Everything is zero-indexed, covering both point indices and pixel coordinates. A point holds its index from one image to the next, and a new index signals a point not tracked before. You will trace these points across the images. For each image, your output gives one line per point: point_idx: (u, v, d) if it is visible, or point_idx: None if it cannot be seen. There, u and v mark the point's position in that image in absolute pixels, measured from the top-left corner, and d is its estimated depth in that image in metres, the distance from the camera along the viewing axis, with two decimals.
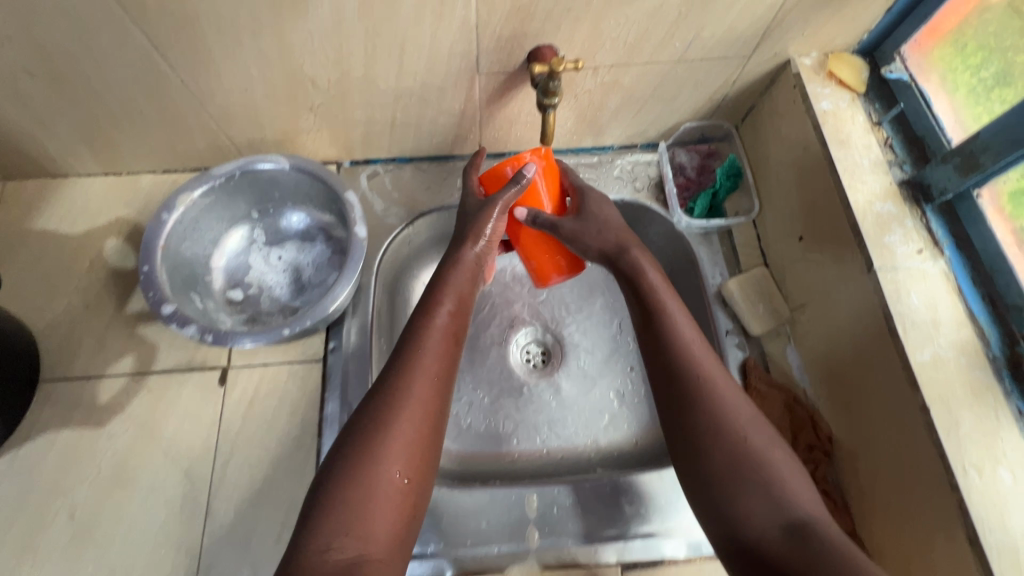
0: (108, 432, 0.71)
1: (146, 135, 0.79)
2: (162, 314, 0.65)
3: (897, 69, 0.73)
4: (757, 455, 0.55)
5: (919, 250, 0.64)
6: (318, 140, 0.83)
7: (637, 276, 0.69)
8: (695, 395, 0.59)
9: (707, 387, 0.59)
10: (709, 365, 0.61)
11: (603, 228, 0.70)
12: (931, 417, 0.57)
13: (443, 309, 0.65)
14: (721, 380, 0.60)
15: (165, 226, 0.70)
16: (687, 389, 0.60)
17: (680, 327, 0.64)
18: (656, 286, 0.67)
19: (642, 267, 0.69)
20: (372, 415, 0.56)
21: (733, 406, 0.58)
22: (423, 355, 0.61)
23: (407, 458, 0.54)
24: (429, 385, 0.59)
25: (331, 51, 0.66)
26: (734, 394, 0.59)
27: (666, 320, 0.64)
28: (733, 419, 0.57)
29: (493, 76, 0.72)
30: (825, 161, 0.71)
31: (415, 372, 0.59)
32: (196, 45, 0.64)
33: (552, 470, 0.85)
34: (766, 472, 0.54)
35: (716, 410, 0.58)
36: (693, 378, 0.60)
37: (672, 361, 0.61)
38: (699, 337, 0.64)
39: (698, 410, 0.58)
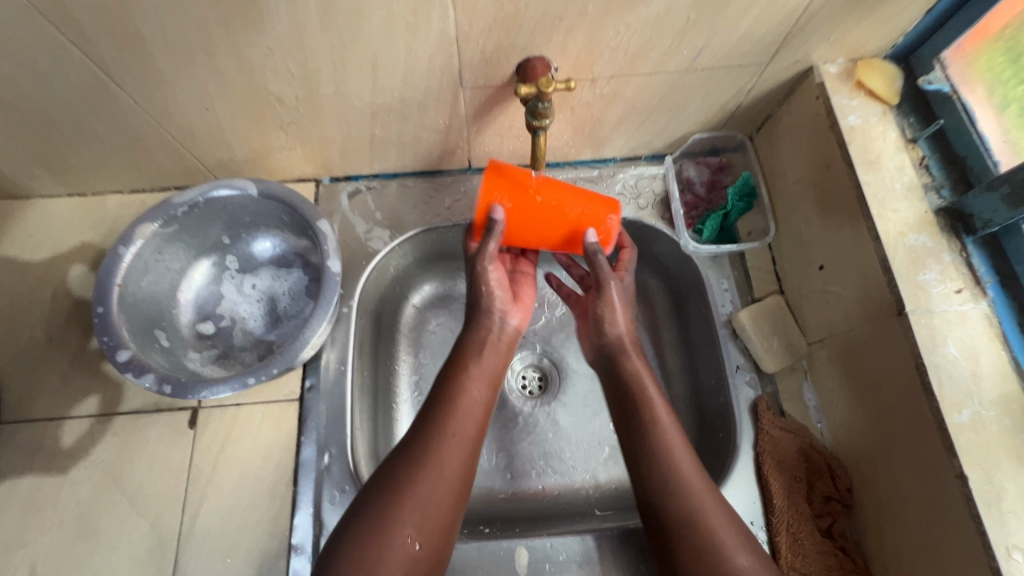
0: (72, 480, 0.67)
1: (106, 156, 0.73)
2: (118, 362, 0.60)
3: (936, 79, 0.63)
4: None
5: (958, 290, 0.57)
6: (293, 158, 0.76)
7: (632, 382, 0.65)
8: (686, 521, 0.55)
9: (698, 513, 0.55)
10: (702, 488, 0.57)
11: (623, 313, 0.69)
12: (969, 488, 0.50)
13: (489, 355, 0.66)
14: (714, 507, 0.56)
15: (123, 261, 0.65)
16: (678, 515, 0.55)
17: (673, 443, 0.60)
18: (651, 397, 0.63)
19: (641, 376, 0.65)
20: (414, 446, 0.57)
21: (726, 535, 0.54)
22: (467, 391, 0.62)
23: (432, 507, 0.53)
24: (471, 424, 0.60)
25: (295, 67, 0.59)
26: (726, 521, 0.55)
27: (659, 437, 0.60)
28: (727, 549, 0.53)
29: (478, 90, 0.65)
30: (852, 185, 0.63)
31: (458, 411, 0.60)
32: (146, 64, 0.57)
33: (545, 515, 0.75)
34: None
35: (708, 541, 0.54)
36: (684, 498, 0.56)
37: (663, 480, 0.57)
38: (690, 453, 0.60)
39: (688, 536, 0.54)
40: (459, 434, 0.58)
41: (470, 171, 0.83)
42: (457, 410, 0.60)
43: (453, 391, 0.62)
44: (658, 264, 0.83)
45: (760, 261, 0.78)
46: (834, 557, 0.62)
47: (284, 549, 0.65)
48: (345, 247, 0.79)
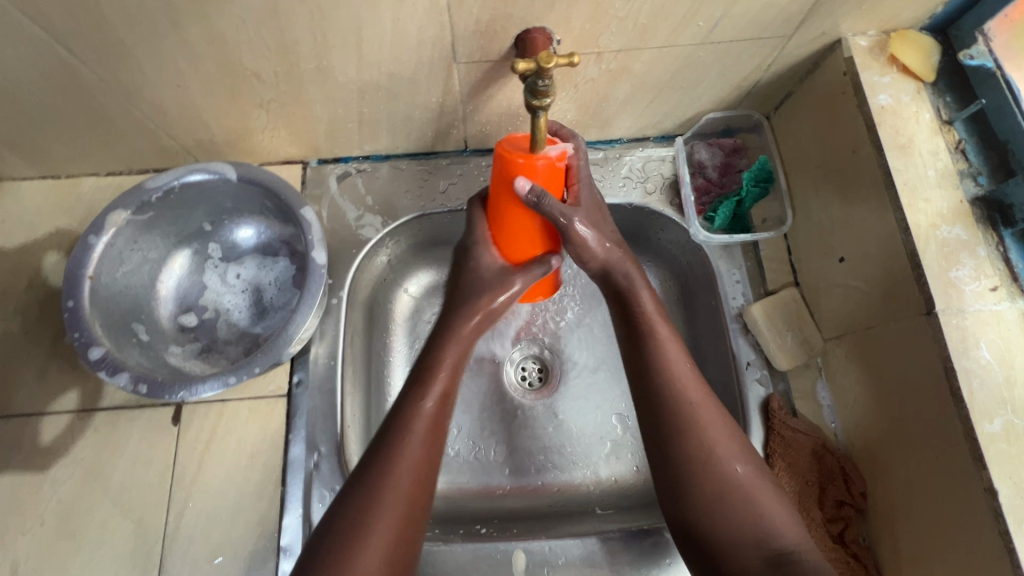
0: (51, 479, 0.64)
1: (76, 137, 0.68)
2: (90, 359, 0.58)
3: (978, 53, 0.58)
4: (743, 493, 0.51)
5: (993, 288, 0.53)
6: (277, 139, 0.71)
7: (629, 296, 0.60)
8: (683, 426, 0.54)
9: (696, 419, 0.54)
10: (700, 396, 0.55)
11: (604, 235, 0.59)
12: (998, 503, 0.47)
13: (435, 393, 0.57)
14: (712, 414, 0.54)
15: (95, 251, 0.62)
16: (674, 421, 0.54)
17: (671, 354, 0.57)
18: (649, 313, 0.60)
19: (636, 289, 0.60)
20: (346, 524, 0.48)
21: (723, 439, 0.53)
22: (409, 447, 0.53)
23: (385, 566, 0.47)
24: (415, 482, 0.52)
25: (272, 40, 0.54)
26: (723, 426, 0.54)
27: (656, 346, 0.58)
28: (722, 452, 0.53)
29: (474, 65, 0.59)
30: (880, 170, 0.58)
31: (397, 471, 0.52)
32: (107, 36, 0.52)
33: (546, 514, 0.72)
34: (754, 511, 0.50)
35: (704, 446, 0.53)
36: (682, 410, 0.54)
37: (659, 389, 0.56)
38: (687, 362, 0.58)
39: (684, 442, 0.53)
40: (403, 495, 0.51)
41: (467, 153, 0.77)
42: (399, 469, 0.52)
43: (393, 453, 0.53)
44: (665, 252, 0.78)
45: (776, 251, 0.73)
46: (845, 563, 0.59)
47: (271, 552, 0.62)
48: (334, 234, 0.74)
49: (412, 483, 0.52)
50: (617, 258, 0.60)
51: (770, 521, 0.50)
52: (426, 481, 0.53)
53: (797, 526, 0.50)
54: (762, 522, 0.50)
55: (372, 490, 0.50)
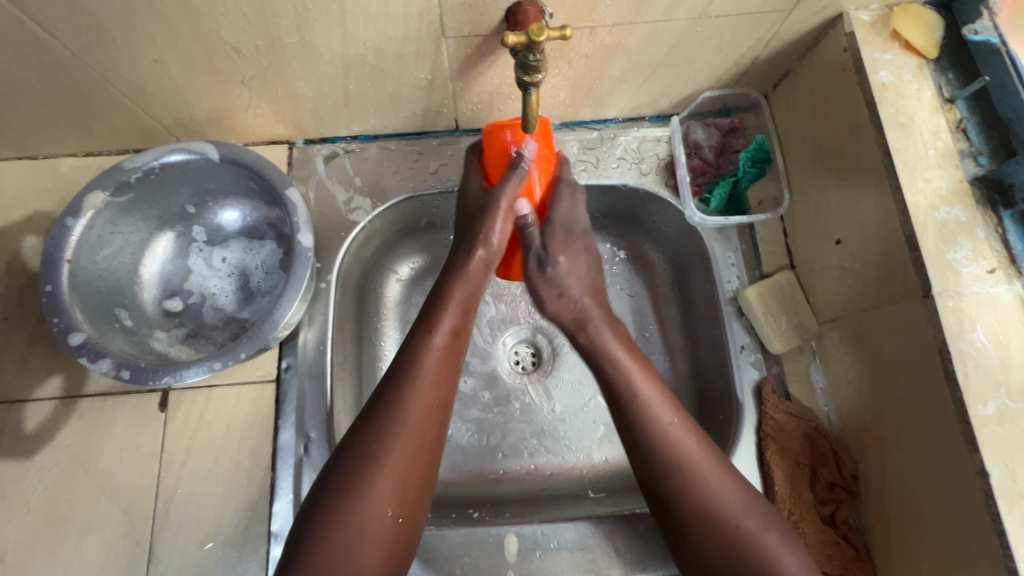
0: (36, 466, 0.64)
1: (50, 115, 0.65)
2: (70, 346, 0.56)
3: (983, 28, 0.57)
4: (754, 550, 0.49)
5: (991, 270, 0.52)
6: (260, 118, 0.69)
7: (597, 355, 0.59)
8: (679, 489, 0.52)
9: (695, 482, 0.52)
10: (692, 454, 0.53)
11: (570, 277, 0.62)
12: (990, 486, 0.47)
13: (444, 328, 0.57)
14: (711, 475, 0.52)
15: (73, 235, 0.60)
16: (670, 485, 0.52)
17: (657, 411, 0.55)
18: (624, 365, 0.58)
19: (603, 344, 0.59)
20: (359, 453, 0.50)
21: (724, 497, 0.52)
22: (420, 382, 0.53)
23: (399, 498, 0.49)
24: (427, 417, 0.52)
25: (251, 12, 0.52)
26: (718, 477, 0.52)
27: (639, 405, 0.55)
28: (724, 511, 0.51)
29: (463, 40, 0.57)
30: (880, 150, 0.57)
31: (409, 402, 0.52)
32: (76, 8, 0.50)
33: (539, 497, 0.72)
34: (766, 567, 0.48)
35: (707, 508, 0.51)
36: (675, 474, 0.52)
37: (649, 450, 0.54)
38: (674, 415, 0.55)
39: (682, 505, 0.52)
40: (415, 431, 0.52)
41: (457, 133, 0.75)
42: (409, 406, 0.52)
43: (404, 385, 0.53)
44: (659, 235, 0.77)
45: (772, 234, 0.72)
46: (835, 544, 0.59)
47: (261, 537, 0.62)
48: (322, 217, 0.72)
49: (424, 418, 0.52)
50: (583, 308, 0.61)
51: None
52: (439, 415, 0.54)
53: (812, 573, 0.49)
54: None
55: (381, 428, 0.51)
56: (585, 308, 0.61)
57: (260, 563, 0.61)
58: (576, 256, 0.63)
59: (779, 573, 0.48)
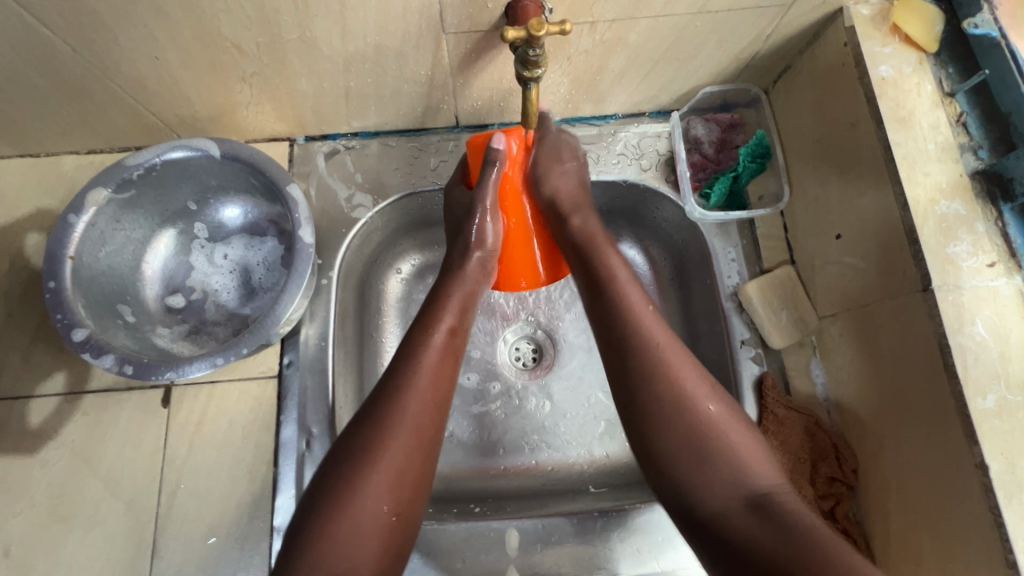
0: (41, 461, 0.64)
1: (52, 112, 0.65)
2: (73, 342, 0.57)
3: (983, 22, 0.57)
4: (719, 436, 0.50)
5: (991, 264, 0.52)
6: (261, 115, 0.69)
7: (589, 243, 0.62)
8: (652, 374, 0.53)
9: (666, 366, 0.53)
10: (665, 340, 0.55)
11: (567, 174, 0.66)
12: (989, 478, 0.47)
13: (443, 327, 0.58)
14: (682, 363, 0.54)
15: (75, 232, 0.60)
16: (643, 367, 0.53)
17: (632, 294, 0.58)
18: (602, 244, 0.62)
19: (591, 229, 0.63)
20: (359, 449, 0.50)
21: (693, 382, 0.53)
22: (418, 377, 0.54)
23: (395, 491, 0.49)
24: (426, 412, 0.53)
25: (251, 8, 0.52)
26: (691, 369, 0.54)
27: (616, 290, 0.59)
28: (694, 396, 0.52)
29: (463, 36, 0.57)
30: (880, 144, 0.57)
31: (410, 398, 0.53)
32: (77, 4, 0.50)
33: (540, 491, 0.72)
34: (729, 453, 0.50)
35: (675, 391, 0.52)
36: (649, 358, 0.54)
37: (630, 329, 0.56)
38: (652, 308, 0.58)
39: (651, 389, 0.52)
40: (413, 425, 0.52)
41: (458, 129, 0.75)
42: (408, 402, 0.52)
43: (405, 381, 0.54)
44: (660, 231, 0.78)
45: (772, 229, 0.72)
46: None
47: (264, 532, 0.62)
48: (323, 213, 0.73)
49: (421, 412, 0.53)
50: (579, 198, 0.65)
51: (744, 460, 0.49)
52: (435, 410, 0.54)
53: (771, 466, 0.50)
54: (738, 462, 0.49)
55: (381, 422, 0.51)
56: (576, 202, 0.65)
57: (263, 557, 0.61)
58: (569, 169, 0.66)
59: (741, 458, 0.49)
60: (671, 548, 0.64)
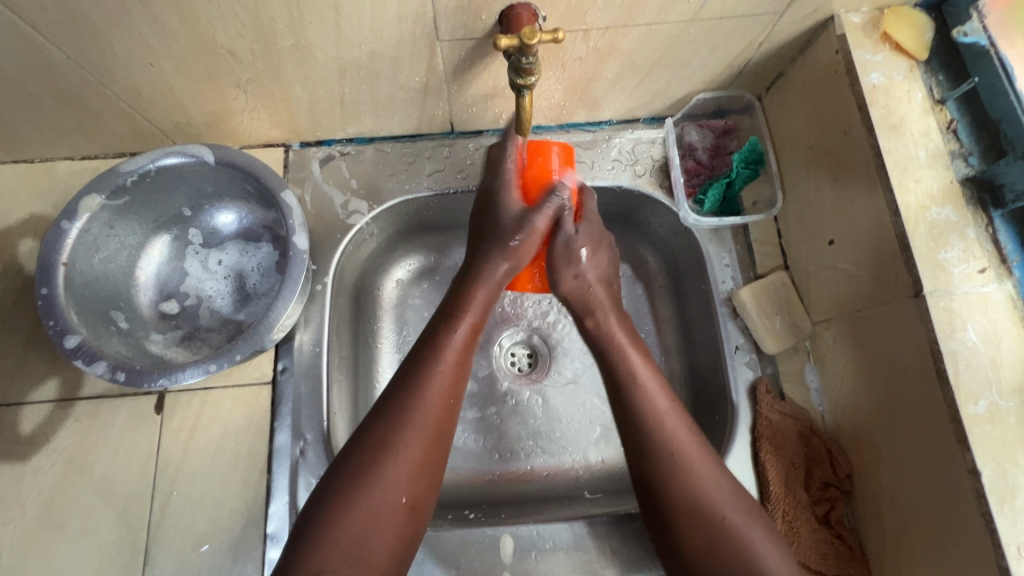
0: (32, 469, 0.64)
1: (47, 119, 0.65)
2: (66, 348, 0.57)
3: (972, 30, 0.57)
4: (738, 543, 0.49)
5: (982, 269, 0.52)
6: (256, 121, 0.69)
7: (603, 343, 0.61)
8: (670, 476, 0.52)
9: (682, 467, 0.52)
10: (683, 441, 0.53)
11: (590, 273, 0.64)
12: (981, 484, 0.47)
13: (465, 323, 0.58)
14: (699, 464, 0.52)
15: (68, 238, 0.60)
16: (659, 470, 0.52)
17: (650, 393, 0.56)
18: (622, 346, 0.60)
19: (610, 331, 0.61)
20: (372, 441, 0.50)
21: (712, 485, 0.51)
22: (438, 368, 0.54)
23: (411, 482, 0.50)
24: (443, 403, 0.53)
25: (245, 15, 0.52)
26: (710, 468, 0.52)
27: (636, 391, 0.56)
28: (712, 500, 0.51)
29: (457, 43, 0.57)
30: (871, 151, 0.57)
31: (428, 391, 0.53)
32: (71, 11, 0.50)
33: (535, 497, 0.72)
34: (750, 560, 0.48)
35: (695, 495, 0.51)
36: (667, 459, 0.52)
37: (642, 433, 0.54)
38: (671, 405, 0.55)
39: (670, 492, 0.51)
40: (431, 417, 0.52)
41: (453, 135, 0.76)
42: (425, 393, 0.52)
43: (423, 373, 0.53)
44: (654, 236, 0.78)
45: (766, 235, 0.73)
46: (829, 543, 0.60)
47: (258, 539, 0.62)
48: (318, 219, 0.73)
49: (440, 404, 0.53)
50: (596, 298, 0.63)
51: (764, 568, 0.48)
52: (453, 404, 0.54)
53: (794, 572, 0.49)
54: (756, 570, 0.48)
55: (398, 414, 0.51)
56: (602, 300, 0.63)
57: (256, 565, 0.61)
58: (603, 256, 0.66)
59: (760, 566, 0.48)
60: None
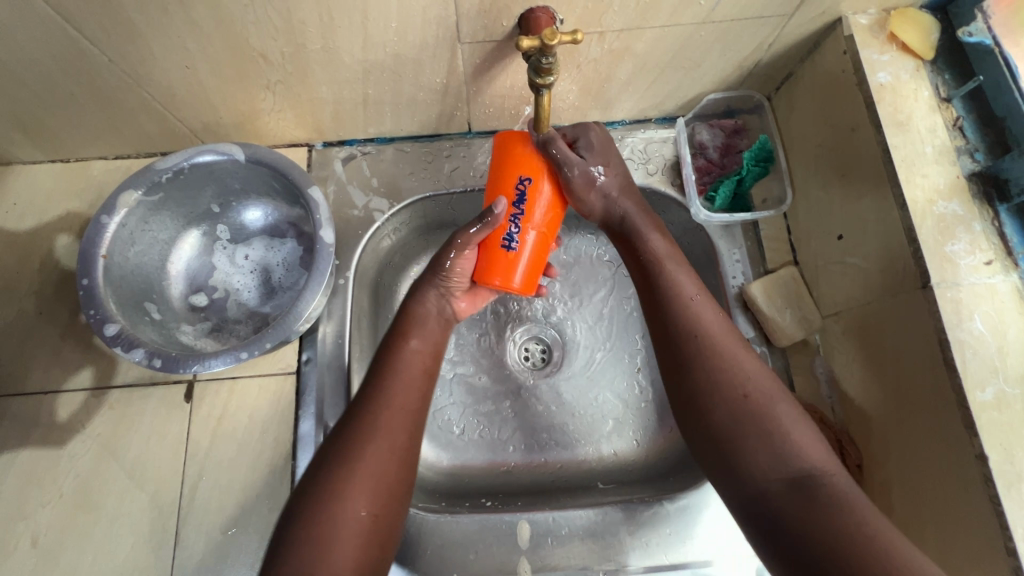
0: (68, 454, 0.66)
1: (86, 120, 0.69)
2: (105, 336, 0.59)
3: (977, 30, 0.59)
4: (763, 418, 0.51)
5: (988, 262, 0.54)
6: (282, 121, 0.72)
7: (638, 241, 0.62)
8: (697, 355, 0.55)
9: (708, 347, 0.55)
10: (711, 324, 0.56)
11: (609, 187, 0.63)
12: (989, 468, 0.49)
13: (413, 346, 0.61)
14: (727, 344, 0.55)
15: (107, 231, 0.63)
16: (688, 349, 0.55)
17: (683, 286, 0.59)
18: (659, 250, 0.61)
19: (646, 235, 0.62)
20: (332, 456, 0.51)
21: (738, 365, 0.54)
22: (391, 394, 0.56)
23: (372, 494, 0.49)
24: (402, 418, 0.55)
25: (278, 19, 0.55)
26: (741, 353, 0.55)
27: (669, 281, 0.59)
28: (739, 378, 0.53)
29: (477, 45, 0.60)
30: (878, 147, 0.59)
31: (385, 409, 0.55)
32: (116, 17, 0.53)
33: (550, 487, 0.74)
34: (775, 435, 0.50)
35: (719, 370, 0.54)
36: (695, 339, 0.56)
37: (675, 319, 0.57)
38: (705, 298, 0.59)
39: (698, 370, 0.54)
40: (388, 432, 0.53)
41: (470, 135, 0.78)
42: (381, 409, 0.54)
43: (376, 392, 0.56)
44: (666, 233, 0.80)
45: (775, 231, 0.74)
46: None
47: None
48: (339, 216, 0.75)
49: (395, 420, 0.54)
50: (618, 206, 0.63)
51: (788, 440, 0.50)
52: (410, 421, 0.56)
53: (820, 450, 0.49)
54: (780, 442, 0.50)
55: (357, 430, 0.53)
56: (623, 214, 0.63)
57: None
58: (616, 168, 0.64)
59: (784, 437, 0.50)
60: (680, 543, 0.66)
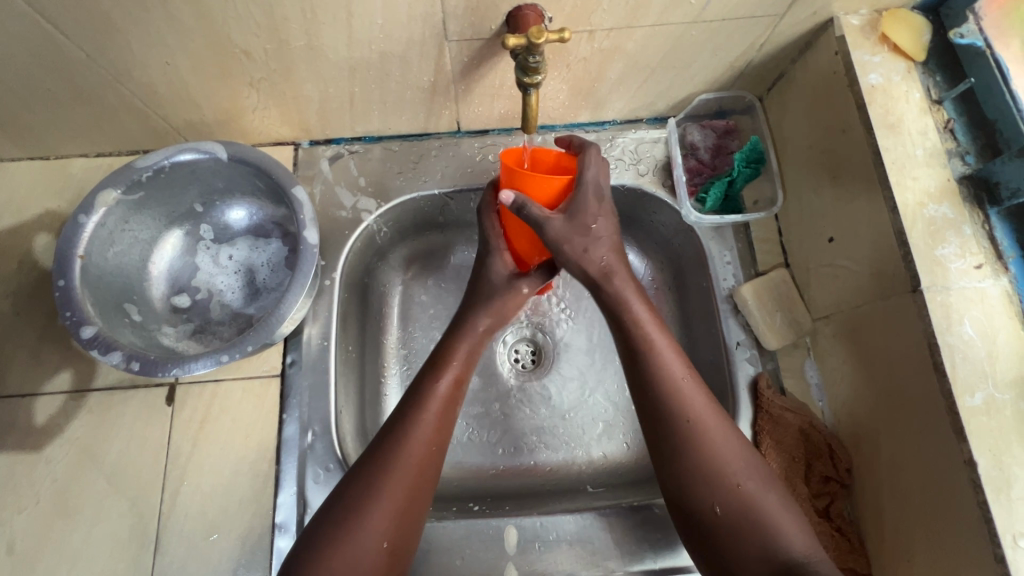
0: (46, 458, 0.65)
1: (65, 117, 0.67)
2: (82, 339, 0.58)
3: (968, 32, 0.59)
4: (751, 510, 0.51)
5: (978, 265, 0.54)
6: (267, 119, 0.71)
7: (620, 310, 0.59)
8: (686, 443, 0.54)
9: (696, 433, 0.54)
10: (699, 410, 0.55)
11: (596, 245, 0.59)
12: (978, 474, 0.48)
13: (449, 376, 0.59)
14: (715, 430, 0.54)
15: (85, 231, 0.61)
16: (675, 436, 0.55)
17: (669, 364, 0.57)
18: (642, 320, 0.59)
19: (627, 299, 0.60)
20: (357, 486, 0.52)
21: (725, 453, 0.53)
22: (415, 427, 0.55)
23: (392, 527, 0.51)
24: (426, 453, 0.55)
25: (260, 15, 0.53)
26: (726, 441, 0.54)
27: (654, 361, 0.57)
28: (727, 468, 0.53)
29: (465, 43, 0.59)
30: (870, 150, 0.58)
31: (410, 441, 0.55)
32: (92, 12, 0.52)
33: (538, 490, 0.73)
34: (763, 528, 0.50)
35: (706, 459, 0.53)
36: (683, 425, 0.54)
37: (660, 403, 0.56)
38: (690, 376, 0.57)
39: (686, 459, 0.54)
40: (410, 468, 0.54)
41: (460, 134, 0.77)
42: (406, 443, 0.54)
43: (405, 423, 0.56)
44: (657, 234, 0.79)
45: (766, 233, 0.74)
46: (828, 536, 0.60)
47: (266, 529, 0.63)
48: (326, 216, 0.74)
49: (421, 454, 0.55)
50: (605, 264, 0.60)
51: (777, 532, 0.50)
52: (433, 456, 0.56)
53: (807, 538, 0.50)
54: (769, 535, 0.50)
55: (381, 461, 0.53)
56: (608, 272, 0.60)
57: (264, 554, 0.62)
58: (603, 221, 0.60)
59: (773, 531, 0.50)
60: (669, 547, 0.65)
